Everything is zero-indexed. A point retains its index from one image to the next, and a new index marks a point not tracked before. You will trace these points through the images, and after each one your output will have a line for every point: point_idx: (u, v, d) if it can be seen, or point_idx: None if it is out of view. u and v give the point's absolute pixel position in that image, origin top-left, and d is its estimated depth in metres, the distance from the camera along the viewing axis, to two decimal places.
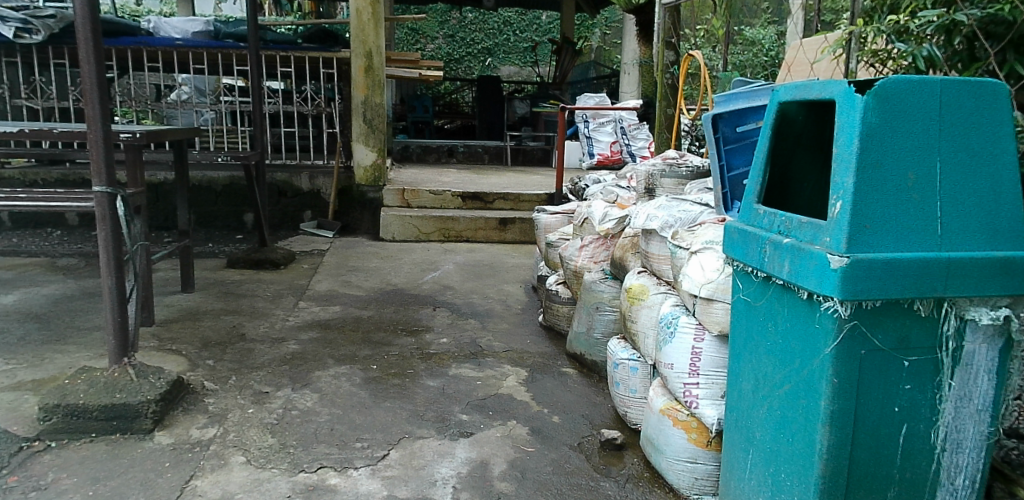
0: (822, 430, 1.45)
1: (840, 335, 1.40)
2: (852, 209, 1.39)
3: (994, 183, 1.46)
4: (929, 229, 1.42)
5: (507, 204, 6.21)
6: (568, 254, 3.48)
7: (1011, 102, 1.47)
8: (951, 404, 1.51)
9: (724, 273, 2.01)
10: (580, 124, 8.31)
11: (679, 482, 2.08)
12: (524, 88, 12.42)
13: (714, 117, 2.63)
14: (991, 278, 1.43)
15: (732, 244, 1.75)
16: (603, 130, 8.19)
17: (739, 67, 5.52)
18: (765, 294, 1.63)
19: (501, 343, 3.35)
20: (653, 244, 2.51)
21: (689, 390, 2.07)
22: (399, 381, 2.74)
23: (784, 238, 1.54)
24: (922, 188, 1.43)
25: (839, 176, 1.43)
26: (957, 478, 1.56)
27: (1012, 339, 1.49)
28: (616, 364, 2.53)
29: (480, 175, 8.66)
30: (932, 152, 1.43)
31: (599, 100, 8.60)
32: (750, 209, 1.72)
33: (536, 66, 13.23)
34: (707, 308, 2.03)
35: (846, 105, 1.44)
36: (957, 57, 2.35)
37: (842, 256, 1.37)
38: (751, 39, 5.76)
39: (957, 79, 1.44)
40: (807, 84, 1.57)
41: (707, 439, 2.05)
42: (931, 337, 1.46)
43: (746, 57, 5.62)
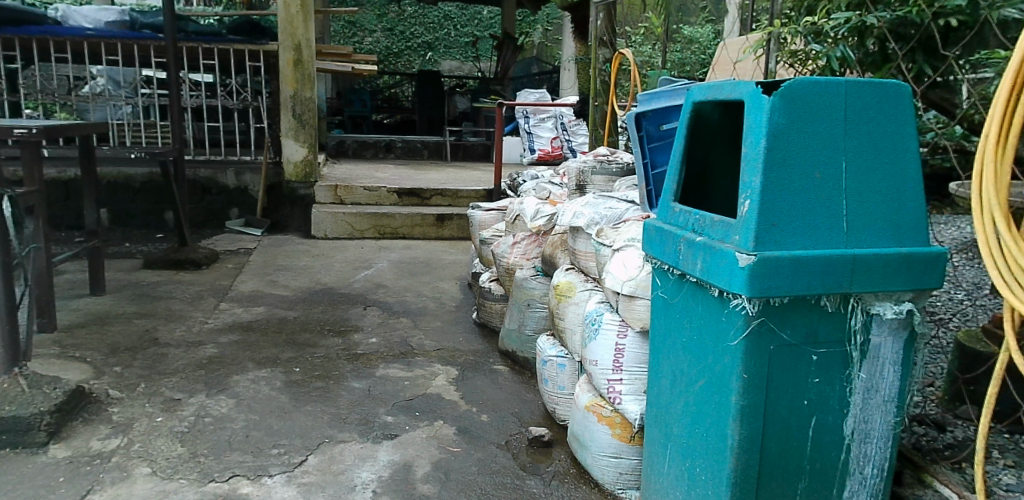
0: (733, 425, 1.48)
1: (748, 331, 1.43)
2: (759, 208, 1.42)
3: (897, 182, 1.51)
4: (836, 226, 1.47)
5: (445, 201, 6.16)
6: (500, 251, 3.47)
7: (913, 103, 1.52)
8: (859, 396, 1.56)
9: (645, 269, 2.03)
10: (521, 120, 8.30)
11: (604, 477, 2.10)
12: (465, 82, 12.35)
13: (637, 115, 2.66)
14: (895, 273, 1.48)
15: (651, 242, 1.77)
16: (543, 126, 8.23)
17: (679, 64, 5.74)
18: (681, 291, 1.65)
19: (432, 342, 3.32)
20: (580, 241, 2.52)
21: (612, 386, 2.09)
22: (322, 383, 2.68)
23: (697, 236, 1.56)
24: (827, 186, 1.46)
25: (747, 176, 1.46)
26: (866, 467, 1.61)
27: (916, 331, 1.55)
28: (545, 361, 2.53)
29: (419, 171, 8.57)
30: (838, 151, 1.47)
31: (539, 97, 8.61)
32: (668, 206, 1.74)
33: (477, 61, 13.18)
34: (630, 305, 2.05)
35: (753, 105, 1.46)
36: (870, 59, 2.43)
37: (750, 253, 1.39)
38: (689, 37, 5.87)
39: (862, 81, 1.48)
40: (719, 84, 1.60)
41: (630, 434, 2.07)
42: (839, 332, 1.50)
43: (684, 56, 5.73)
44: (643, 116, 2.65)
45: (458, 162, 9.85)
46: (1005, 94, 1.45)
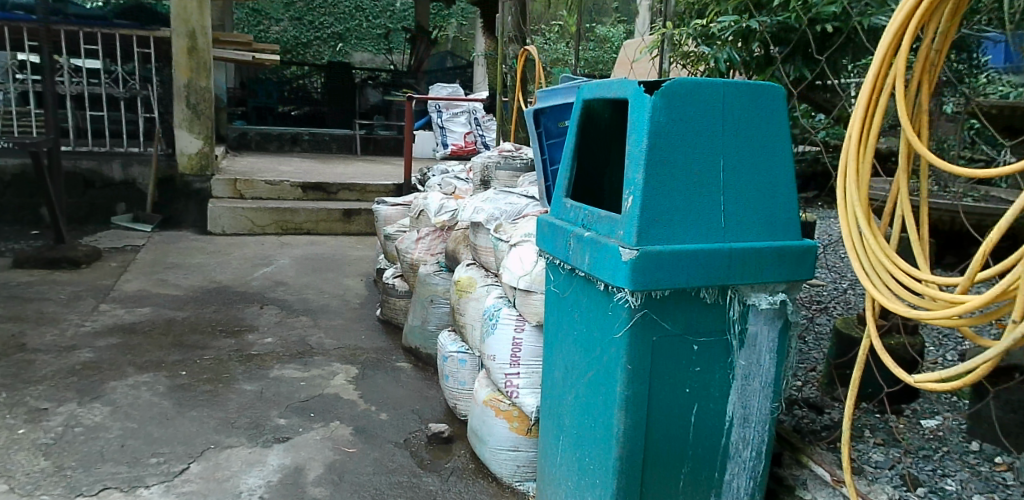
0: (619, 415, 1.52)
1: (632, 323, 1.47)
2: (641, 204, 1.45)
3: (772, 179, 1.58)
4: (714, 221, 1.52)
5: (353, 195, 6.04)
6: (404, 247, 3.42)
7: (786, 104, 1.60)
8: (739, 383, 1.63)
9: (540, 263, 2.05)
10: (433, 114, 8.25)
11: (502, 470, 2.11)
12: (378, 75, 12.11)
13: (535, 112, 2.66)
14: (769, 265, 1.56)
15: (544, 237, 1.79)
16: (456, 120, 8.25)
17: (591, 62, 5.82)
18: (571, 285, 1.68)
19: (332, 340, 3.24)
20: (480, 236, 2.52)
21: (510, 380, 2.10)
22: (210, 387, 2.56)
23: (585, 231, 1.59)
24: (706, 182, 1.52)
25: (630, 172, 1.49)
26: (746, 450, 1.69)
27: (789, 320, 1.64)
28: (446, 357, 2.52)
29: (325, 165, 8.36)
30: (716, 149, 1.53)
31: (452, 91, 8.57)
32: (559, 202, 1.76)
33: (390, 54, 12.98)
34: (526, 299, 2.06)
35: (636, 103, 1.50)
36: (752, 61, 2.55)
37: (633, 248, 1.42)
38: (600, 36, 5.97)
39: (738, 82, 1.54)
40: (605, 83, 1.63)
41: (528, 426, 2.09)
42: (718, 321, 1.57)
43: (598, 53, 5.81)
44: (541, 112, 2.67)
45: (368, 156, 9.67)
46: (865, 99, 1.55)
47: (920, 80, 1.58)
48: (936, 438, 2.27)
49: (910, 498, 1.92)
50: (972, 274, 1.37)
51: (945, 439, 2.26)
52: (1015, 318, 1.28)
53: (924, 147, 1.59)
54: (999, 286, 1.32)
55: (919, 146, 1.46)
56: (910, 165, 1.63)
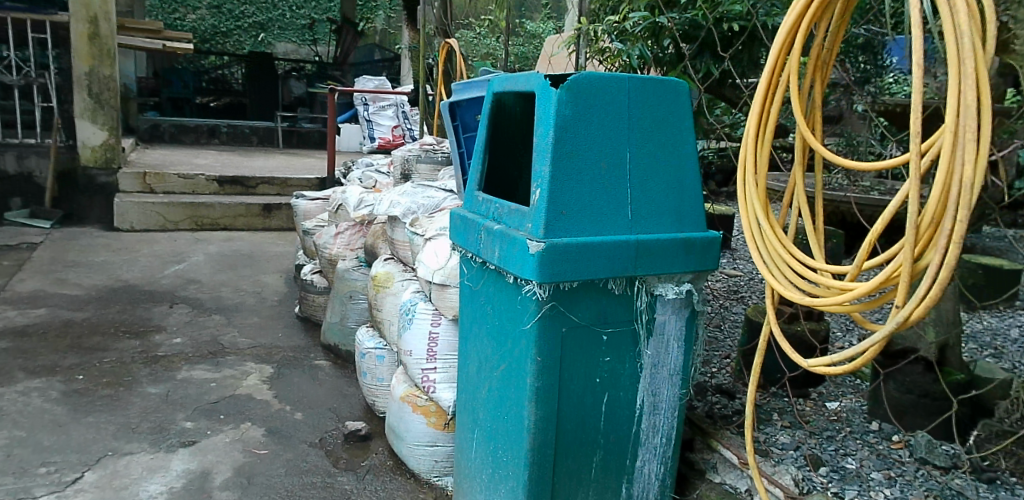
0: (529, 407, 1.53)
1: (540, 315, 1.48)
2: (548, 196, 1.47)
3: (677, 171, 1.63)
4: (621, 213, 1.55)
5: (273, 189, 5.89)
6: (323, 242, 3.34)
7: (690, 99, 1.65)
8: (648, 371, 1.67)
9: (456, 256, 2.04)
10: (359, 107, 8.13)
11: (420, 466, 2.10)
12: (303, 66, 11.79)
13: (452, 104, 2.64)
14: (675, 256, 1.60)
15: (457, 231, 1.78)
16: (383, 113, 8.14)
17: (519, 56, 5.81)
18: (483, 278, 1.68)
19: (247, 339, 3.14)
20: (397, 231, 2.49)
21: (427, 375, 2.09)
22: (110, 391, 2.45)
23: (495, 224, 1.59)
24: (613, 175, 1.54)
25: (538, 165, 1.50)
26: (655, 436, 1.73)
27: (696, 309, 1.69)
28: (363, 353, 2.48)
29: (245, 158, 8.08)
30: (622, 143, 1.55)
31: (378, 83, 8.44)
32: (471, 195, 1.76)
33: (315, 46, 12.66)
34: (442, 293, 2.05)
35: (543, 97, 1.51)
36: (663, 57, 2.62)
37: (540, 241, 1.44)
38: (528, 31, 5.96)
39: (643, 77, 1.58)
40: (513, 76, 1.63)
41: (445, 421, 2.08)
42: (627, 312, 1.60)
43: (525, 48, 5.81)
44: (457, 105, 2.64)
45: (290, 150, 9.43)
46: (762, 95, 1.62)
47: (813, 77, 1.66)
48: (838, 419, 2.39)
49: (812, 477, 2.01)
50: (860, 262, 1.45)
51: (847, 420, 2.38)
52: (898, 303, 1.36)
53: (818, 142, 1.66)
54: (883, 273, 1.40)
55: (812, 141, 1.53)
56: (805, 159, 1.70)
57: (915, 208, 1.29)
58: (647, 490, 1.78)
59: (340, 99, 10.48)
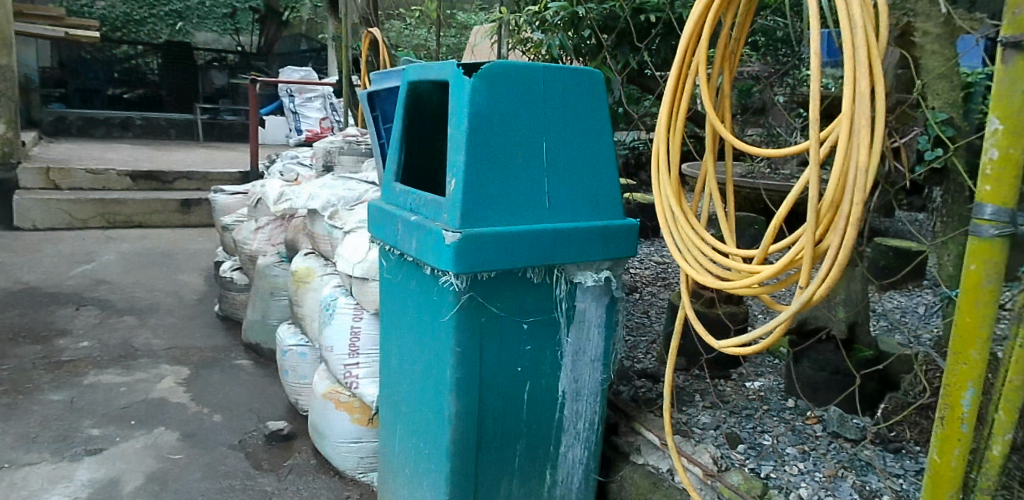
0: (450, 398, 1.52)
1: (458, 307, 1.47)
2: (464, 187, 1.46)
3: (595, 159, 1.64)
4: (539, 202, 1.56)
5: (192, 184, 5.70)
6: (242, 238, 3.23)
7: (605, 88, 1.66)
8: (569, 358, 1.69)
9: (374, 249, 2.01)
10: (285, 99, 7.91)
11: (345, 463, 2.06)
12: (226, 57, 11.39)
13: (370, 95, 2.60)
14: (593, 244, 1.62)
15: (374, 223, 1.75)
16: (310, 105, 7.94)
17: (449, 48, 5.77)
18: (401, 270, 1.66)
19: (162, 341, 3.03)
20: (317, 224, 2.42)
21: (349, 371, 2.04)
22: (8, 400, 2.35)
23: (412, 215, 1.57)
24: (529, 164, 1.55)
25: (453, 154, 1.49)
26: (578, 422, 1.76)
27: (615, 296, 1.72)
28: (285, 351, 2.41)
29: (161, 152, 7.75)
30: (538, 132, 1.56)
31: (304, 74, 8.23)
32: (389, 186, 1.73)
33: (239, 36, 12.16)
34: (363, 288, 2.02)
35: (456, 86, 1.49)
36: (582, 47, 2.64)
37: (456, 231, 1.43)
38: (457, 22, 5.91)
39: (558, 66, 1.58)
40: (427, 65, 1.61)
41: (369, 417, 2.05)
42: (547, 300, 1.61)
43: (455, 39, 5.76)
44: (376, 95, 2.60)
45: (211, 143, 9.12)
46: (673, 85, 1.66)
47: (722, 67, 1.71)
48: (757, 398, 2.48)
49: (730, 455, 2.08)
50: (765, 246, 1.51)
51: (765, 398, 2.47)
52: (801, 284, 1.42)
53: (728, 130, 1.72)
54: (787, 256, 1.45)
55: (722, 130, 1.58)
56: (716, 147, 1.76)
57: (815, 195, 1.34)
58: (572, 475, 1.80)
59: (264, 90, 10.15)
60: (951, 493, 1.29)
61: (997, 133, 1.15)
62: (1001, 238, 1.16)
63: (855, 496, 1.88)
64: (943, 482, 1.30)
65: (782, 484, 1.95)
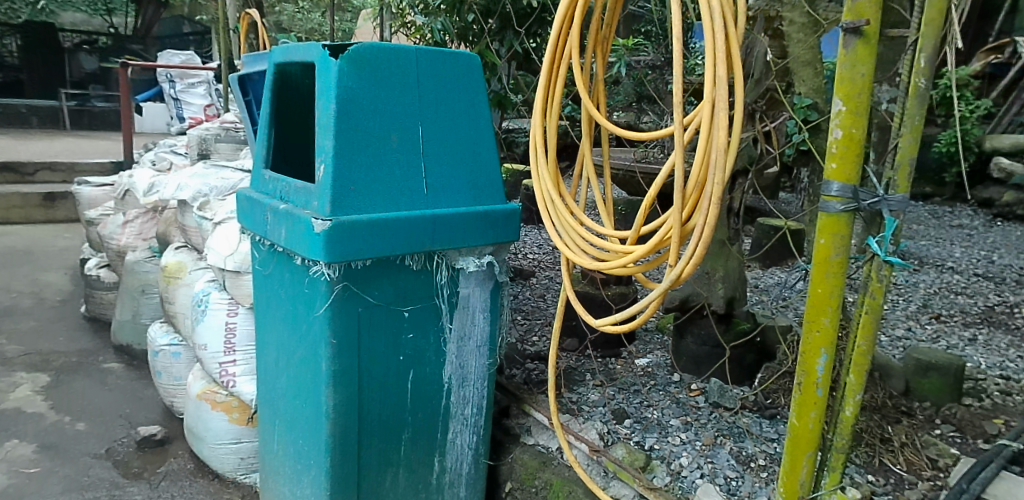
0: (327, 391, 1.48)
1: (331, 298, 1.43)
2: (333, 172, 1.41)
3: (474, 143, 1.62)
4: (416, 188, 1.53)
5: (57, 177, 5.31)
6: (109, 232, 3.00)
7: (482, 72, 1.65)
8: (454, 345, 1.68)
9: (246, 241, 1.92)
10: (165, 85, 7.34)
11: (224, 466, 1.97)
12: (98, 38, 10.56)
13: (242, 78, 2.48)
14: (473, 230, 1.61)
15: (244, 213, 1.67)
16: (195, 91, 7.46)
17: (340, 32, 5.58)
18: (273, 261, 1.59)
19: (19, 347, 2.81)
20: (186, 216, 2.29)
21: (225, 370, 1.95)
22: None
23: (281, 204, 1.51)
24: (405, 149, 1.51)
25: (321, 139, 1.43)
26: (466, 408, 1.75)
27: (499, 280, 1.71)
28: (156, 351, 2.27)
29: (21, 141, 7.13)
30: (413, 116, 1.52)
31: (185, 58, 7.73)
32: (258, 173, 1.66)
33: (116, 17, 11.05)
34: (236, 281, 1.92)
35: (323, 68, 1.44)
36: (467, 31, 2.59)
37: (325, 219, 1.38)
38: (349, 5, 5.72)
39: (431, 49, 1.56)
40: (293, 45, 1.55)
41: (249, 416, 1.97)
42: (427, 287, 1.58)
43: (348, 24, 5.57)
44: (248, 78, 2.49)
45: (80, 133, 8.47)
46: (548, 70, 1.68)
47: (596, 52, 1.73)
48: (645, 374, 2.56)
49: (615, 430, 2.15)
50: (638, 227, 1.55)
51: (652, 374, 2.56)
52: (671, 263, 1.47)
53: (603, 115, 1.76)
54: (657, 236, 1.50)
55: (596, 115, 1.61)
56: (592, 131, 1.79)
57: (680, 177, 1.38)
58: (461, 461, 1.79)
59: (141, 75, 9.49)
60: (809, 454, 1.37)
61: (841, 114, 1.23)
62: (847, 213, 1.24)
63: (731, 462, 1.98)
64: (802, 443, 1.37)
65: (663, 455, 2.03)
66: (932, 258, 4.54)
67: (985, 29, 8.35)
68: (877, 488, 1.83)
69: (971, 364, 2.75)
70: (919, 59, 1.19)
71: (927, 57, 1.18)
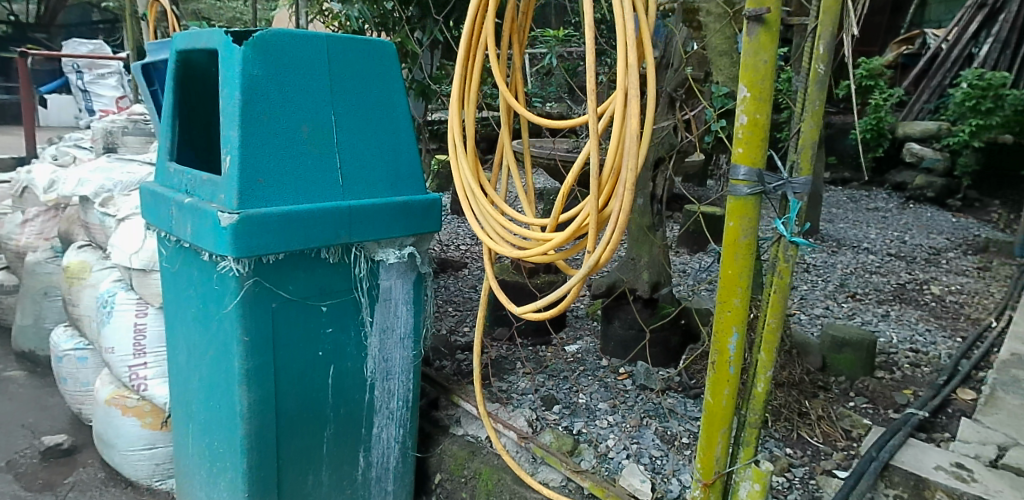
0: (241, 391, 1.43)
1: (242, 294, 1.38)
2: (240, 163, 1.36)
3: (391, 132, 1.59)
4: (330, 179, 1.49)
5: None
6: (7, 232, 2.82)
7: (398, 60, 1.61)
8: (376, 338, 1.65)
9: (152, 237, 1.83)
10: (73, 76, 6.99)
11: (137, 473, 1.89)
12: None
13: (146, 67, 2.38)
14: (393, 221, 1.58)
15: (148, 208, 1.60)
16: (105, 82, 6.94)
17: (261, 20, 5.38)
18: (180, 257, 1.53)
19: None
20: (89, 213, 2.17)
21: (135, 373, 1.86)
22: None
23: (186, 198, 1.45)
24: (317, 140, 1.47)
25: (226, 130, 1.38)
26: (391, 401, 1.72)
27: (422, 271, 1.69)
28: (60, 357, 2.15)
29: None
30: (326, 104, 1.48)
31: (95, 47, 7.30)
32: (163, 166, 1.59)
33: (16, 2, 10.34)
34: (144, 280, 1.84)
35: (226, 55, 1.38)
36: (386, 20, 2.54)
37: (232, 212, 1.34)
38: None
39: (343, 36, 1.51)
40: (195, 32, 1.48)
41: (163, 420, 1.89)
42: (345, 281, 1.55)
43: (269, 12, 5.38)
44: (152, 66, 2.37)
45: None
46: (464, 59, 1.67)
47: (512, 41, 1.73)
48: (575, 359, 2.59)
49: (544, 416, 2.17)
50: (556, 215, 1.56)
51: (581, 359, 2.58)
52: (588, 249, 1.48)
53: (521, 104, 1.76)
54: (575, 224, 1.52)
55: (514, 103, 1.61)
56: (511, 120, 1.79)
57: (595, 165, 1.40)
58: (387, 455, 1.77)
59: (46, 66, 8.93)
60: (723, 430, 1.41)
61: (745, 100, 1.26)
62: (754, 195, 1.28)
63: (656, 442, 2.03)
64: (717, 420, 1.41)
65: (590, 438, 2.06)
66: (848, 240, 4.77)
67: (898, 21, 8.77)
68: (794, 460, 1.91)
69: (884, 340, 2.90)
70: (818, 46, 1.23)
71: (825, 44, 1.22)
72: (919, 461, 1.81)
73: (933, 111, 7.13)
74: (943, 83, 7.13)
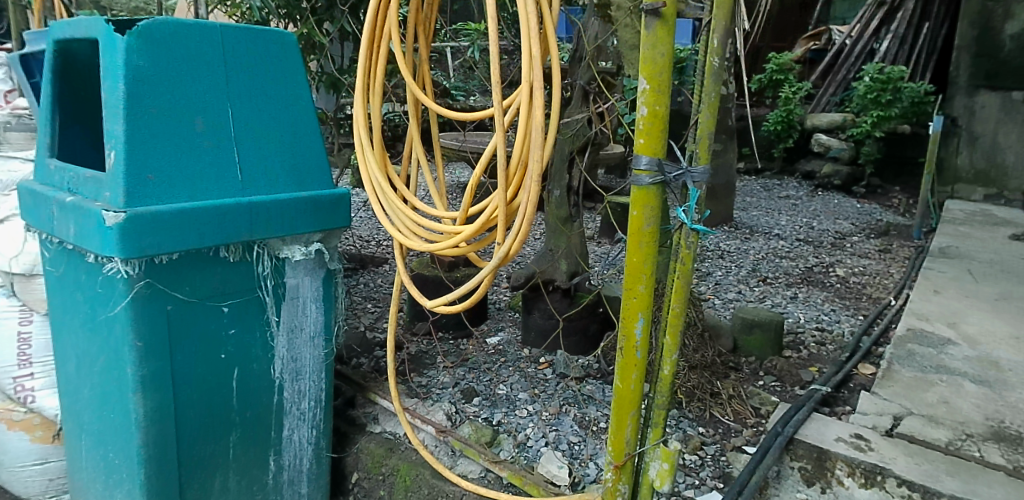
0: (135, 398, 1.36)
1: (134, 297, 1.32)
2: (126, 159, 1.29)
3: (293, 124, 1.54)
4: (228, 175, 1.43)
5: None
6: None
7: (299, 51, 1.57)
8: (283, 338, 1.60)
9: (34, 239, 1.76)
10: None
11: (27, 490, 1.76)
12: None
13: (26, 58, 2.25)
14: (298, 217, 1.53)
15: (28, 208, 1.50)
16: None
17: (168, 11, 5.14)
18: (65, 260, 1.45)
19: None
20: None
21: (20, 385, 1.76)
22: None
23: (69, 197, 1.37)
24: (212, 134, 1.41)
25: (110, 124, 1.31)
26: (302, 402, 1.67)
27: (330, 268, 1.65)
28: None
29: None
30: (220, 97, 1.42)
31: None
32: (43, 163, 1.50)
33: None
34: (28, 285, 1.76)
35: (108, 45, 1.31)
36: (292, 9, 2.45)
37: (119, 211, 1.27)
38: None
39: (237, 26, 1.46)
40: (73, 21, 1.40)
41: (55, 432, 1.78)
42: (247, 280, 1.50)
43: None
44: (33, 59, 2.25)
45: None
46: (368, 50, 1.63)
47: (417, 32, 1.71)
48: (496, 351, 2.60)
49: (463, 409, 2.17)
50: (465, 207, 1.56)
51: (503, 351, 2.59)
52: (498, 241, 1.48)
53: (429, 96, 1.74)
54: (484, 216, 1.51)
55: (420, 95, 1.59)
56: (420, 113, 1.77)
57: (502, 157, 1.40)
58: (300, 458, 1.71)
59: None
60: (632, 413, 1.44)
61: (646, 92, 1.29)
62: (655, 185, 1.32)
63: (574, 428, 2.06)
64: (626, 403, 1.44)
65: (510, 428, 2.07)
66: (761, 227, 4.97)
67: (805, 19, 9.21)
68: (706, 438, 1.98)
69: (793, 320, 3.06)
70: (712, 39, 1.27)
71: (718, 38, 1.26)
72: (821, 434, 1.91)
73: (838, 103, 7.51)
74: (847, 77, 7.53)
